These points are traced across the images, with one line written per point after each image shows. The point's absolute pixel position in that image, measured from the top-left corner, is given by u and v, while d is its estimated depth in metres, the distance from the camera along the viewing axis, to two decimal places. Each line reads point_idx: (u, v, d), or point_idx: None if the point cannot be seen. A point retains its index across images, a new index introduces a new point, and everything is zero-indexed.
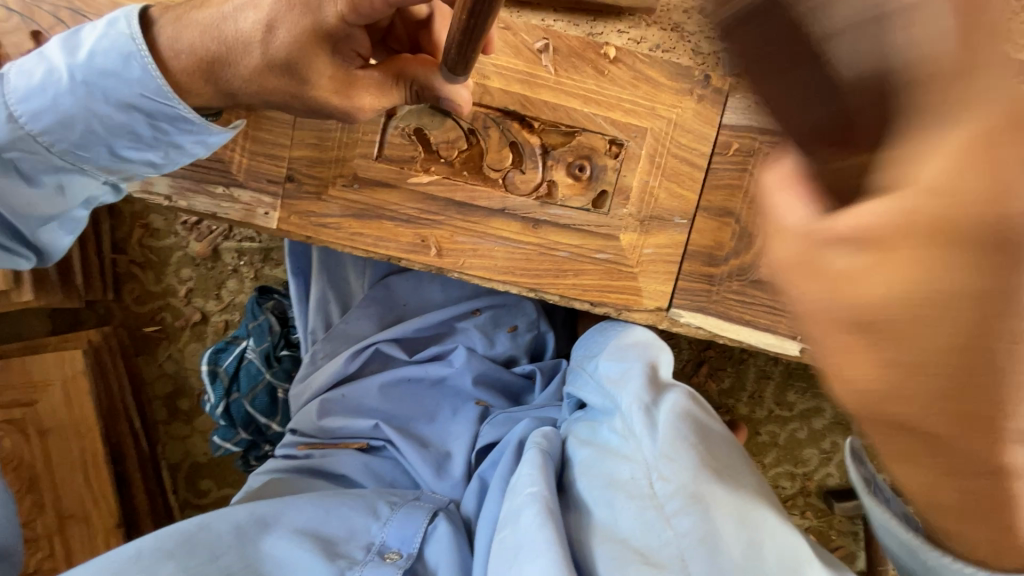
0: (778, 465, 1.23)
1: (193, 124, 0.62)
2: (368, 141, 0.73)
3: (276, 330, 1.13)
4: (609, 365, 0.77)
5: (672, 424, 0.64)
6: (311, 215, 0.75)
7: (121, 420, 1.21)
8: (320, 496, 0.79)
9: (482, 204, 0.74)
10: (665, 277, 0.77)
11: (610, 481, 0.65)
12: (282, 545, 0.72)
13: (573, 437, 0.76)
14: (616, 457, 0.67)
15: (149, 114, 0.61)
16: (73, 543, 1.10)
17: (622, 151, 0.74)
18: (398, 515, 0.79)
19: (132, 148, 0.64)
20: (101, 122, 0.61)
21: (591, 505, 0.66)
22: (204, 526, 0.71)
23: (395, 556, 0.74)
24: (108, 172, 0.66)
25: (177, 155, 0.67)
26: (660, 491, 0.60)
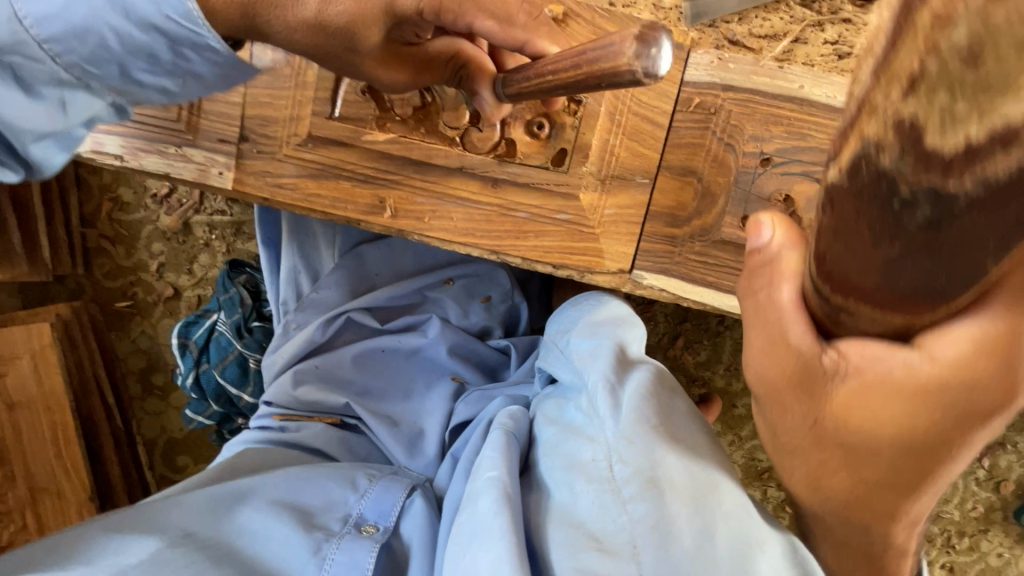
0: (754, 438, 1.21)
1: (219, 57, 0.55)
2: (323, 98, 0.72)
3: (248, 302, 1.10)
4: (581, 343, 0.71)
5: (636, 403, 0.57)
6: (267, 175, 0.73)
7: (92, 395, 1.20)
8: (298, 469, 0.74)
9: (440, 162, 0.73)
10: (627, 238, 0.76)
11: (570, 464, 0.58)
12: (258, 514, 0.66)
13: (541, 416, 0.68)
14: (579, 438, 0.59)
15: (171, 38, 0.53)
16: (45, 517, 1.09)
17: (581, 109, 0.73)
18: (377, 486, 0.73)
19: (146, 72, 0.55)
20: (117, 39, 0.52)
21: (550, 489, 0.58)
22: (179, 504, 0.66)
23: (372, 530, 0.67)
24: (117, 94, 0.57)
25: (196, 88, 0.59)
26: (619, 475, 0.53)
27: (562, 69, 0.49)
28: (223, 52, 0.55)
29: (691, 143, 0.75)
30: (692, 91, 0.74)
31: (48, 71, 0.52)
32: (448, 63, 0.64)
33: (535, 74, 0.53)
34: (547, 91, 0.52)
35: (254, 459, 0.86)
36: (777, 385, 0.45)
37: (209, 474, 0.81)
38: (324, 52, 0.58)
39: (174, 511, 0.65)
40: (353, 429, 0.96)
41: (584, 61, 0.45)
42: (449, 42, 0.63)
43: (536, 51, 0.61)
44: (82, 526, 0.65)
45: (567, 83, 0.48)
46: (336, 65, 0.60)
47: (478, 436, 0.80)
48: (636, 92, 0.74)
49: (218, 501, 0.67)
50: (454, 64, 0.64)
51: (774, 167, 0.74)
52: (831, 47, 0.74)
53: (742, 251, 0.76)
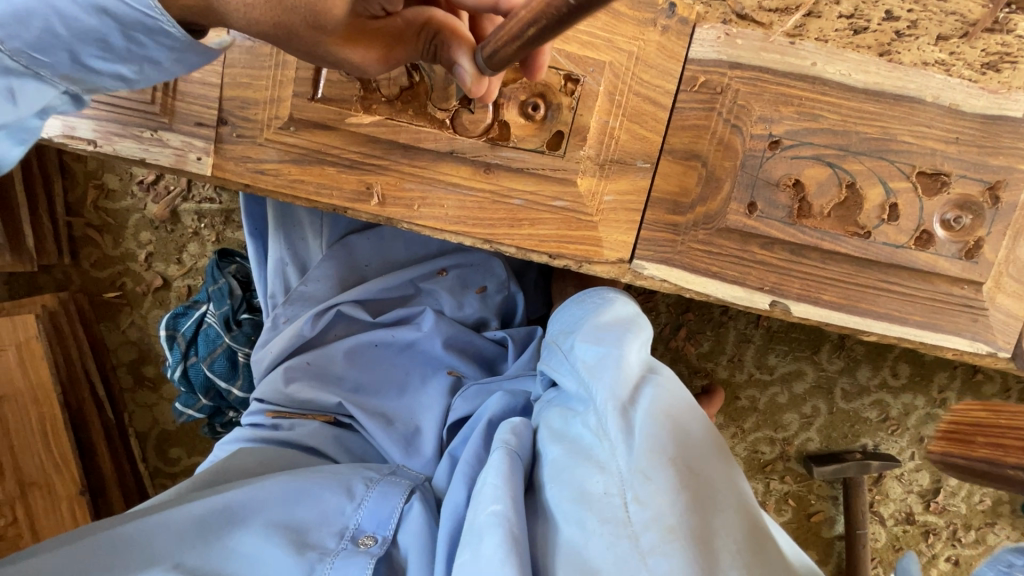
0: (757, 430, 1.18)
1: (176, 40, 0.50)
2: (304, 78, 0.68)
3: (237, 293, 1.08)
4: (585, 348, 0.64)
5: (650, 431, 0.52)
6: (248, 160, 0.70)
7: (83, 387, 1.17)
8: (287, 477, 0.69)
9: (429, 146, 0.69)
10: (626, 226, 0.73)
11: (578, 495, 0.52)
12: (251, 539, 0.63)
13: (545, 428, 0.63)
14: (587, 463, 0.53)
15: (124, 23, 0.48)
16: (36, 510, 1.08)
17: (578, 89, 0.69)
18: (373, 493, 0.70)
19: (100, 59, 0.50)
20: (64, 23, 0.47)
21: (557, 520, 0.52)
22: (157, 524, 0.62)
23: (370, 542, 0.65)
24: (70, 82, 0.51)
25: (155, 73, 0.54)
26: (636, 518, 0.48)
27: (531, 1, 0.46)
28: (180, 37, 0.50)
29: (696, 125, 0.70)
30: (697, 69, 0.69)
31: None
32: (420, 34, 0.60)
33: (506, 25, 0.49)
34: (518, 33, 0.47)
35: (247, 461, 0.82)
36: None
37: (199, 480, 0.77)
38: (286, 31, 0.53)
39: (156, 535, 0.62)
40: (348, 427, 0.93)
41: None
42: (416, 11, 0.60)
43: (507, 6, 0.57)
44: (55, 549, 0.61)
45: (535, 16, 0.45)
46: (301, 48, 0.56)
47: (477, 437, 0.77)
48: (637, 70, 0.69)
49: (200, 520, 0.63)
50: (425, 34, 0.60)
51: (784, 150, 0.70)
52: (847, 20, 0.67)
53: (748, 239, 0.72)
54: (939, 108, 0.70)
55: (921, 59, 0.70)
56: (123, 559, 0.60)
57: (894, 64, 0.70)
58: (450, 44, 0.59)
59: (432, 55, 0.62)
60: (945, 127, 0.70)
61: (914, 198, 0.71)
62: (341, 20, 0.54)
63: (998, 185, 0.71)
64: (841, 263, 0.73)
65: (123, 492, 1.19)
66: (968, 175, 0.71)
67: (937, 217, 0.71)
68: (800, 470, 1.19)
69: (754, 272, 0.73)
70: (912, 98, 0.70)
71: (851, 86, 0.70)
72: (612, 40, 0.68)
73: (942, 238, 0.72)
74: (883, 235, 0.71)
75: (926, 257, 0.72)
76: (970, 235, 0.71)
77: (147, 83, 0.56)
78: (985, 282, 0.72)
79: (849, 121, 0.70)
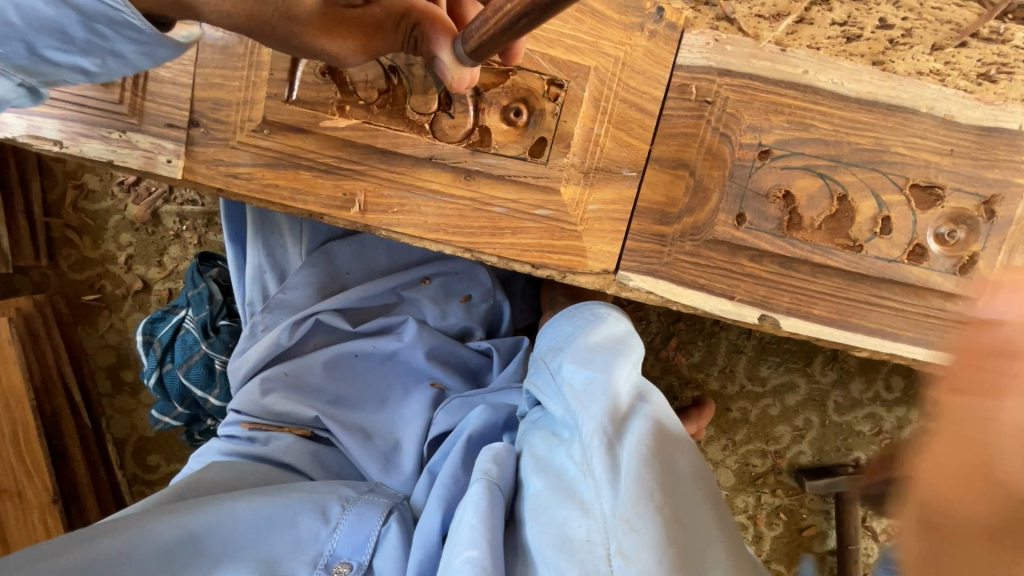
0: (748, 442, 1.16)
1: (143, 34, 0.47)
2: (279, 80, 0.65)
3: (217, 298, 1.05)
4: (573, 369, 0.62)
5: (638, 475, 0.49)
6: (221, 164, 0.67)
7: (57, 393, 1.14)
8: (261, 500, 0.66)
9: (407, 151, 0.67)
10: (612, 236, 0.70)
11: (560, 538, 0.49)
12: (223, 574, 0.61)
13: (529, 454, 0.60)
14: (570, 503, 0.51)
15: (84, 14, 0.44)
16: (6, 519, 1.05)
17: (563, 94, 0.67)
18: (349, 515, 0.67)
19: (59, 49, 0.47)
20: (18, 11, 0.43)
21: (538, 565, 0.50)
22: (125, 551, 0.59)
23: (344, 570, 0.63)
24: (26, 73, 0.48)
25: (119, 66, 0.50)
26: (619, 573, 0.45)
27: None
28: (147, 30, 0.46)
29: (684, 133, 0.68)
30: (686, 75, 0.68)
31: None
32: (400, 24, 0.57)
33: (490, 11, 0.46)
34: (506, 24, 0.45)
35: (221, 475, 0.79)
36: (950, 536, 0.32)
37: (167, 494, 0.74)
38: (259, 23, 0.51)
39: (121, 561, 0.59)
40: (325, 441, 0.91)
41: None
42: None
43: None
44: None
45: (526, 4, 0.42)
46: (277, 40, 0.54)
47: (456, 455, 0.75)
48: (623, 76, 0.67)
49: (169, 549, 0.60)
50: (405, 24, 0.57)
51: (774, 160, 0.68)
52: (841, 29, 0.68)
53: (736, 251, 0.70)
54: (934, 119, 0.68)
55: (916, 68, 0.69)
56: None
57: (888, 73, 0.68)
58: (431, 33, 0.57)
59: (414, 46, 0.59)
60: (940, 139, 0.68)
61: (907, 211, 0.69)
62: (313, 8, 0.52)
63: (993, 199, 0.69)
64: (832, 277, 0.70)
65: (98, 499, 1.16)
66: (963, 189, 0.69)
67: (930, 230, 0.69)
68: (791, 484, 1.17)
69: (743, 285, 0.71)
70: (907, 108, 0.68)
71: (844, 95, 0.67)
72: (597, 45, 0.66)
73: (936, 253, 0.70)
74: (875, 249, 0.69)
75: (920, 272, 0.70)
76: (965, 249, 0.69)
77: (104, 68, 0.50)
78: (979, 298, 0.70)
79: (841, 132, 0.68)
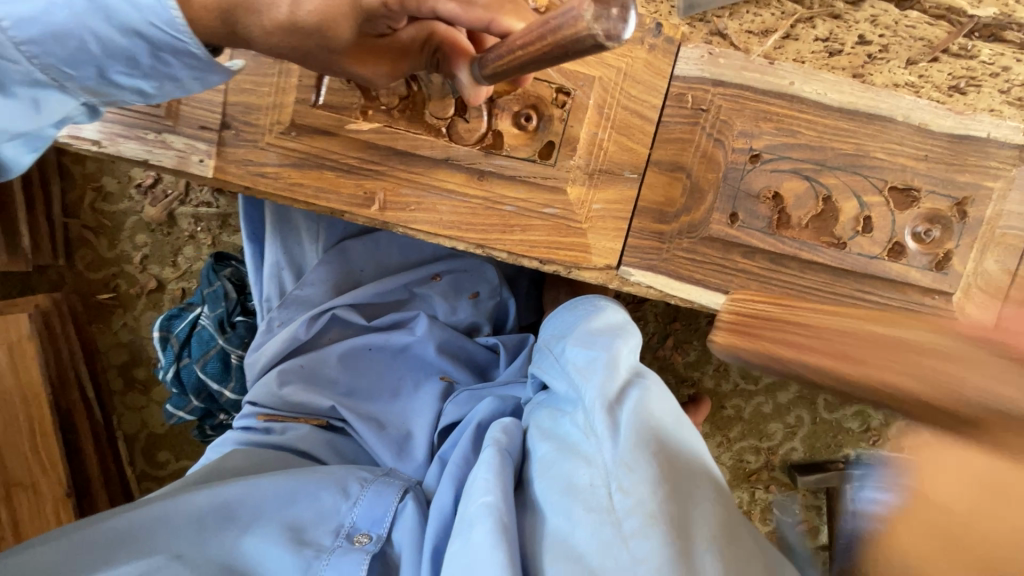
0: (742, 439, 1.20)
1: (198, 61, 0.53)
2: (306, 86, 0.71)
3: (232, 295, 1.09)
4: (577, 351, 0.67)
5: (635, 427, 0.54)
6: (250, 164, 0.72)
7: (72, 389, 1.17)
8: (283, 475, 0.71)
9: (425, 153, 0.72)
10: (614, 233, 0.76)
11: (566, 487, 0.54)
12: (252, 541, 0.66)
13: (536, 429, 0.64)
14: (575, 458, 0.56)
15: (153, 44, 0.51)
16: (21, 511, 1.07)
17: (570, 102, 0.72)
18: (368, 492, 0.71)
19: (126, 74, 0.54)
20: (98, 42, 0.50)
21: (546, 513, 0.54)
22: (164, 518, 0.65)
23: (365, 540, 0.67)
24: (92, 95, 0.55)
25: (174, 89, 0.57)
26: (619, 505, 0.50)
27: (532, 41, 0.46)
28: (202, 57, 0.53)
29: (681, 138, 0.74)
30: (682, 85, 0.73)
31: (24, 70, 0.50)
32: (423, 49, 0.62)
33: (506, 50, 0.51)
34: (522, 63, 0.49)
35: (239, 463, 0.82)
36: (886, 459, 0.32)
37: (192, 479, 0.78)
38: (303, 53, 0.57)
39: (160, 529, 0.65)
40: (339, 431, 0.94)
41: (549, 30, 0.44)
42: (421, 26, 0.60)
43: (502, 30, 0.57)
44: (50, 541, 0.64)
45: (538, 56, 0.46)
46: (318, 63, 0.59)
47: (466, 440, 0.79)
48: (625, 85, 0.73)
49: (201, 518, 0.66)
50: (428, 48, 0.62)
51: (764, 164, 0.74)
52: (823, 44, 0.75)
53: (730, 248, 0.75)
54: (909, 127, 0.73)
55: (893, 80, 0.75)
56: (121, 550, 0.62)
57: (868, 85, 0.74)
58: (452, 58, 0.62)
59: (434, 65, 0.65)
60: (916, 146, 0.74)
61: (886, 212, 0.75)
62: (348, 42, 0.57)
63: (965, 201, 0.74)
64: (819, 273, 0.76)
65: (109, 493, 1.18)
66: (936, 191, 0.74)
67: (908, 229, 0.75)
68: (784, 479, 1.21)
69: (737, 280, 0.76)
70: (885, 117, 0.73)
71: (827, 104, 0.73)
72: (602, 57, 0.72)
73: (914, 250, 0.75)
74: (858, 246, 0.75)
75: (899, 268, 0.75)
76: (939, 247, 0.75)
77: (162, 93, 0.57)
78: (954, 292, 0.76)
79: (825, 138, 0.74)
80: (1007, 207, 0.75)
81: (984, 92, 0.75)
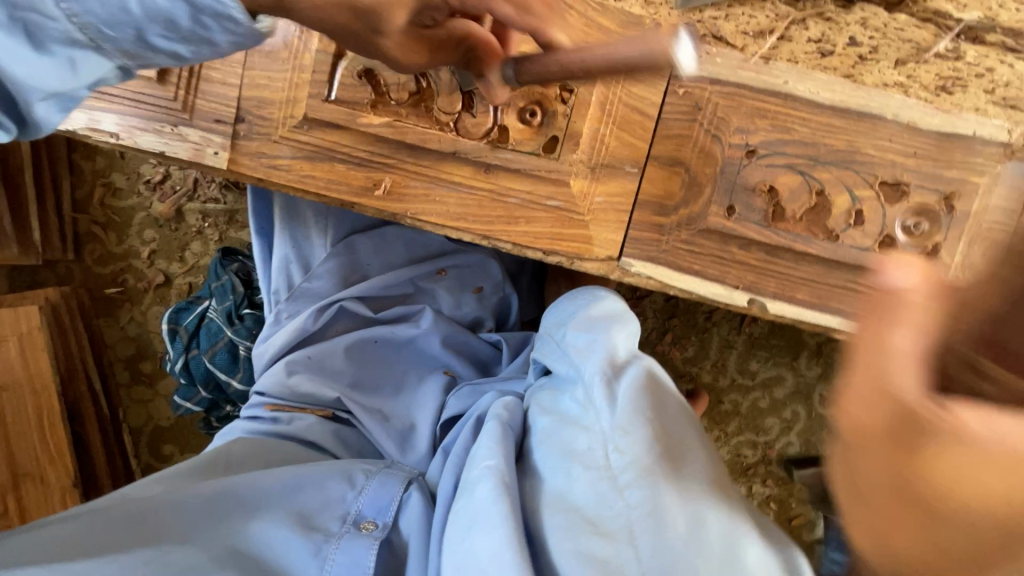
0: (739, 433, 1.22)
1: (237, 26, 0.52)
2: (319, 82, 0.73)
3: (239, 289, 1.11)
4: (578, 335, 0.69)
5: (633, 397, 0.57)
6: (263, 156, 0.74)
7: (80, 380, 1.18)
8: (293, 466, 0.73)
9: (433, 147, 0.74)
10: (615, 226, 0.78)
11: (565, 451, 0.58)
12: (260, 525, 0.67)
13: (535, 406, 0.68)
14: (573, 426, 0.59)
15: (194, 7, 0.50)
16: (27, 501, 1.08)
17: (572, 98, 0.75)
18: (374, 481, 0.74)
19: (161, 37, 0.53)
20: (140, 4, 0.50)
21: (545, 475, 0.59)
22: (177, 500, 0.67)
23: (371, 527, 0.68)
24: (127, 57, 0.54)
25: (208, 54, 0.56)
26: (615, 462, 0.53)
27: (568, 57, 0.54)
28: (242, 22, 0.52)
29: (679, 134, 0.77)
30: (680, 83, 0.76)
31: (63, 29, 0.49)
32: (460, 45, 0.65)
33: (559, 62, 0.55)
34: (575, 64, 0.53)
35: (245, 450, 0.84)
36: (870, 446, 0.29)
37: (200, 463, 0.80)
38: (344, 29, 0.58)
39: (171, 511, 0.66)
40: (344, 422, 0.96)
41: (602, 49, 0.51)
42: (458, 23, 0.64)
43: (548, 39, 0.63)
44: (62, 519, 0.66)
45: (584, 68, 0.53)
46: (354, 40, 0.60)
47: (468, 431, 0.81)
48: (626, 83, 0.76)
49: (212, 500, 0.68)
50: (463, 46, 0.65)
51: (759, 159, 0.77)
52: (815, 45, 0.78)
53: (727, 240, 0.78)
54: (899, 124, 0.76)
55: (882, 80, 0.78)
56: (131, 529, 0.64)
57: (858, 84, 0.77)
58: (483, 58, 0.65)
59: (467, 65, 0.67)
60: (904, 142, 0.77)
61: (877, 206, 0.78)
62: (397, 26, 0.58)
63: (952, 196, 0.77)
64: (812, 264, 0.78)
65: (114, 485, 1.19)
66: (925, 185, 0.77)
67: (897, 223, 0.78)
68: (780, 474, 1.23)
69: (733, 271, 0.78)
70: (875, 114, 0.76)
71: (819, 103, 0.76)
72: None
73: (903, 243, 0.78)
74: (850, 239, 0.78)
75: None
76: (928, 240, 0.78)
77: (191, 58, 0.56)
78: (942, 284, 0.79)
79: (818, 135, 0.77)
80: (993, 202, 0.77)
81: (970, 92, 0.78)
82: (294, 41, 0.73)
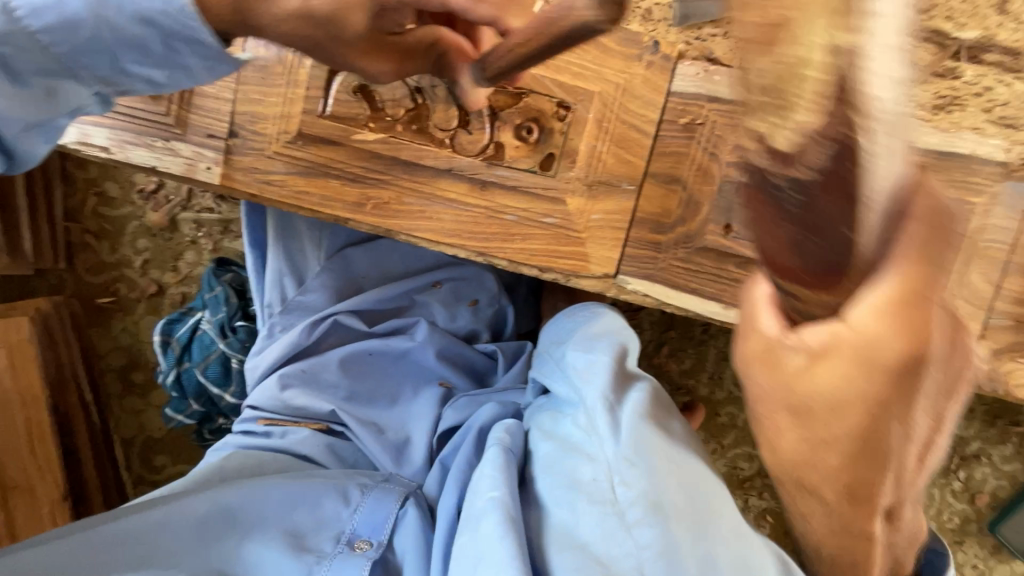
0: (736, 446, 1.22)
1: (210, 51, 0.56)
2: (314, 98, 0.73)
3: (233, 300, 1.09)
4: (578, 354, 0.68)
5: (636, 426, 0.57)
6: (256, 171, 0.73)
7: (70, 392, 1.17)
8: (284, 483, 0.71)
9: (429, 163, 0.74)
10: (611, 243, 0.77)
11: (570, 482, 0.58)
12: (252, 546, 0.67)
13: (537, 429, 0.67)
14: (578, 455, 0.59)
15: (165, 32, 0.53)
16: (15, 514, 1.07)
17: (569, 115, 0.75)
18: (369, 498, 0.72)
19: (137, 62, 0.56)
20: (109, 30, 0.53)
21: (550, 506, 0.58)
22: (162, 520, 0.66)
23: (365, 546, 0.68)
24: (104, 84, 0.58)
25: (183, 79, 0.59)
26: (622, 497, 0.53)
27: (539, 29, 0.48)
28: (213, 46, 0.55)
29: (676, 152, 0.76)
30: (678, 101, 0.76)
31: (37, 61, 0.53)
32: (428, 51, 0.63)
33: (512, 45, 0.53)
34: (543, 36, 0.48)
35: (237, 467, 0.85)
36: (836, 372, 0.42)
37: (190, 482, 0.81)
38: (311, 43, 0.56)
39: (157, 534, 0.65)
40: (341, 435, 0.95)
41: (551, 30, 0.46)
42: (427, 30, 0.62)
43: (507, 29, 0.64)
44: (37, 545, 0.63)
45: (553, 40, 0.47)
46: (323, 55, 0.58)
47: (467, 445, 0.79)
48: (624, 100, 0.75)
49: (201, 521, 0.66)
50: (432, 51, 0.63)
51: None
52: None
53: (725, 258, 0.77)
54: None
55: None
56: (116, 553, 0.63)
57: None
58: (453, 63, 0.64)
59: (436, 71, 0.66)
60: None
61: None
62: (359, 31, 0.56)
63: None
64: None
65: (105, 497, 1.18)
66: None
67: None
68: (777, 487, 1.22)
69: (732, 289, 0.78)
70: None
71: None
72: (601, 73, 0.74)
73: None
74: None
75: None
76: None
77: (166, 84, 0.59)
78: None
79: None
80: (992, 221, 0.77)
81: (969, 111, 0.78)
82: (288, 56, 0.72)
